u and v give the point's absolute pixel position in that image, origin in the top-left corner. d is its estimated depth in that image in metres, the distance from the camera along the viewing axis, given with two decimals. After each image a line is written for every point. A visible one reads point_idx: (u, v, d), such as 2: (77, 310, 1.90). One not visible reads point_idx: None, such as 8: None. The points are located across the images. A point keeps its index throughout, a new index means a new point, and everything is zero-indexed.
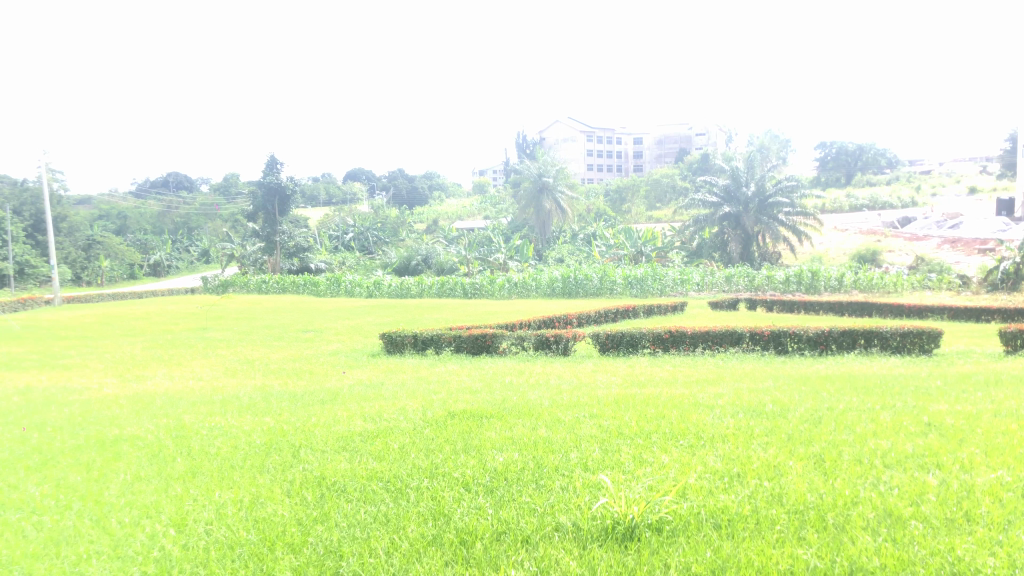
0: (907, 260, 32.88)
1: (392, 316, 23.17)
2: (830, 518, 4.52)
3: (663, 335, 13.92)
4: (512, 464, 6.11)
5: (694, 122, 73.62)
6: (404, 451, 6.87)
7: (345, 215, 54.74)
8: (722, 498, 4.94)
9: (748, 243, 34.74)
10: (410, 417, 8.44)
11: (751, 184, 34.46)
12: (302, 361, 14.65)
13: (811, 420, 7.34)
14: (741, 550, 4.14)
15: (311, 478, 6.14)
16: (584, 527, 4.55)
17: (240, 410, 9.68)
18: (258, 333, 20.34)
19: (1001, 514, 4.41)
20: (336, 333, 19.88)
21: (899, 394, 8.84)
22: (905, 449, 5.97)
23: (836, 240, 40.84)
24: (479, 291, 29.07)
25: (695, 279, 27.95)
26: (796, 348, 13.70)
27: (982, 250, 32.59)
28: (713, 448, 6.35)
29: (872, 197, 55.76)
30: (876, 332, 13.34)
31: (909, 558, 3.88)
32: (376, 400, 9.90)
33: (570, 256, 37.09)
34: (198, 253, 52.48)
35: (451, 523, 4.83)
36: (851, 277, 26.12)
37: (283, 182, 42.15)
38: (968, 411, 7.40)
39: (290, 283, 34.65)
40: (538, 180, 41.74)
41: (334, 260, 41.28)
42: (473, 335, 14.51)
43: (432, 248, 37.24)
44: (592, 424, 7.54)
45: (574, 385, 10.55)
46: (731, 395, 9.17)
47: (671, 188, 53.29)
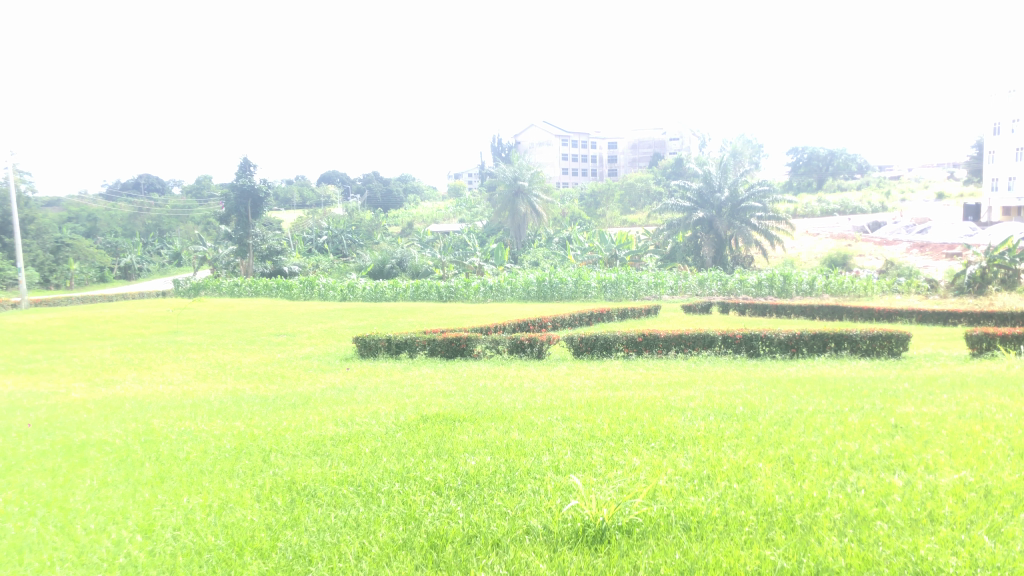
0: (876, 263, 33.35)
1: (366, 320, 23.09)
2: (797, 519, 4.58)
3: (637, 338, 14.02)
4: (484, 468, 6.11)
5: (668, 126, 74.32)
6: (375, 455, 6.86)
7: (319, 217, 54.47)
8: (692, 500, 4.98)
9: (721, 247, 35.13)
10: (382, 421, 8.42)
11: (724, 189, 34.73)
12: (274, 365, 14.57)
13: (781, 423, 7.42)
14: (709, 552, 4.18)
15: (282, 483, 6.11)
16: (554, 530, 4.56)
17: (211, 415, 9.60)
18: (231, 336, 20.17)
19: (964, 514, 4.49)
20: (309, 336, 19.78)
21: (868, 396, 8.98)
22: (872, 450, 6.06)
23: (808, 244, 41.37)
24: (454, 294, 29.01)
25: (669, 282, 28.33)
26: (767, 351, 13.84)
27: (949, 255, 33.19)
28: (684, 450, 6.40)
29: (843, 202, 56.49)
30: (846, 335, 13.54)
31: (873, 557, 3.95)
32: (348, 404, 9.88)
33: (545, 259, 37.17)
34: (169, 255, 51.76)
35: (421, 527, 4.83)
36: (822, 281, 26.41)
37: (257, 184, 41.82)
38: (934, 413, 7.52)
39: (262, 286, 34.33)
40: (513, 183, 41.71)
41: (308, 263, 40.99)
42: (448, 338, 14.48)
43: (407, 251, 37.31)
44: (565, 426, 7.57)
45: (548, 388, 10.61)
46: (703, 397, 9.26)
47: (645, 192, 53.64)
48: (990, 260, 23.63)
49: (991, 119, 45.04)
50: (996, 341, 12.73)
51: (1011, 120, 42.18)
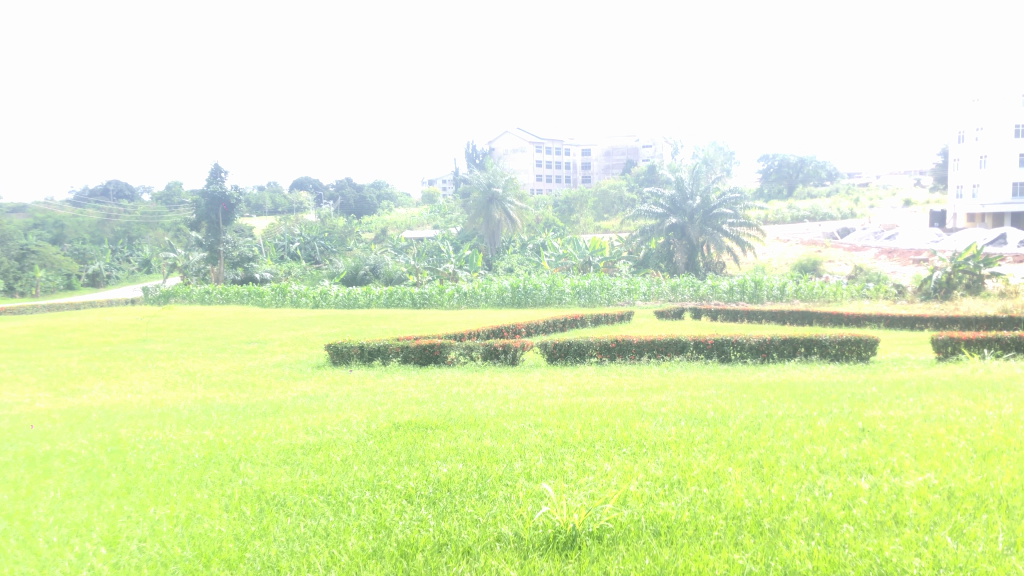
0: (846, 269, 33.78)
1: (338, 327, 22.94)
2: (765, 523, 4.63)
3: (610, 344, 14.05)
4: (456, 475, 6.10)
5: (641, 134, 75.02)
6: (346, 463, 6.82)
7: (291, 224, 54.12)
8: (663, 505, 5.01)
9: (693, 253, 35.34)
10: (353, 429, 8.37)
11: (696, 196, 35.02)
12: (246, 373, 14.41)
13: (751, 427, 7.50)
14: (678, 556, 4.21)
15: (251, 492, 6.06)
16: (525, 537, 4.56)
17: (180, 424, 9.49)
18: (201, 344, 19.93)
19: (928, 515, 4.56)
20: (281, 344, 19.62)
21: (836, 400, 9.08)
22: (840, 454, 6.14)
23: (778, 250, 41.79)
24: (428, 301, 28.97)
25: (642, 289, 28.46)
26: (739, 356, 13.95)
27: (916, 261, 33.71)
28: (655, 455, 6.44)
29: (813, 209, 57.19)
30: (816, 340, 13.67)
31: (839, 559, 4.00)
32: (320, 412, 9.81)
33: (519, 266, 37.22)
34: (139, 263, 51.02)
35: (392, 536, 4.81)
36: (793, 286, 26.73)
37: (227, 191, 41.64)
38: (901, 416, 7.65)
39: (233, 293, 33.99)
40: (487, 190, 41.66)
41: (279, 269, 40.65)
42: (421, 345, 14.45)
43: (380, 258, 37.32)
44: (537, 433, 7.58)
45: (522, 394, 10.63)
46: (674, 402, 9.31)
47: (618, 200, 54.01)
48: (956, 266, 24.14)
49: (956, 127, 45.76)
50: (961, 345, 12.95)
51: (976, 127, 42.83)
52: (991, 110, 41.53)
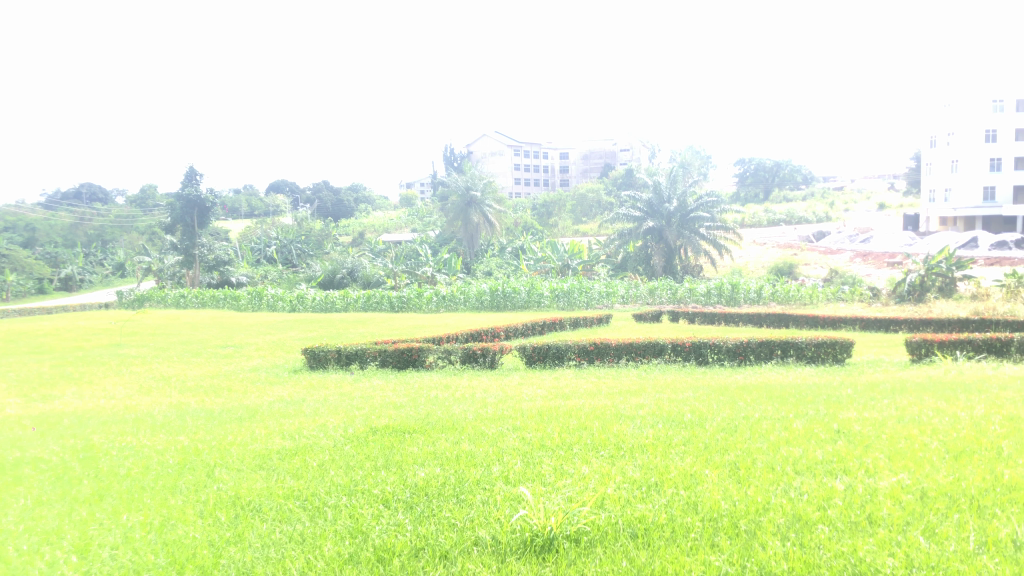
0: (821, 272, 34.12)
1: (315, 331, 22.79)
2: (741, 524, 4.65)
3: (588, 347, 14.08)
4: (434, 479, 6.08)
5: (619, 138, 75.38)
6: (323, 468, 6.78)
7: (268, 227, 53.78)
8: (639, 508, 5.02)
9: (671, 256, 35.57)
10: (330, 434, 8.32)
11: (673, 200, 35.22)
12: (221, 378, 14.28)
13: (727, 429, 7.55)
14: (655, 558, 4.22)
15: (226, 498, 6.00)
16: (502, 540, 4.55)
17: (154, 429, 9.38)
18: (176, 348, 19.75)
19: (900, 515, 4.62)
20: (257, 348, 19.49)
21: (812, 402, 9.17)
22: (815, 456, 6.18)
23: (755, 253, 42.13)
24: (406, 304, 28.92)
25: (620, 292, 28.45)
26: (716, 359, 14.04)
27: (891, 263, 34.10)
28: (632, 458, 6.47)
29: (789, 212, 57.72)
30: (792, 342, 13.78)
31: (814, 561, 4.02)
32: (296, 417, 9.74)
33: (498, 269, 37.20)
34: (113, 266, 50.42)
35: (369, 541, 4.78)
36: (769, 289, 26.96)
37: (203, 194, 41.01)
38: (875, 418, 7.72)
39: (209, 297, 33.71)
40: (466, 194, 41.63)
41: (256, 273, 40.38)
42: (399, 349, 14.43)
43: (358, 261, 37.24)
44: (515, 436, 7.57)
45: (500, 398, 10.62)
46: (652, 405, 9.33)
47: (596, 203, 54.26)
48: (929, 268, 24.46)
49: (928, 132, 46.41)
50: (934, 347, 13.12)
51: (947, 132, 43.42)
52: (961, 115, 42.17)
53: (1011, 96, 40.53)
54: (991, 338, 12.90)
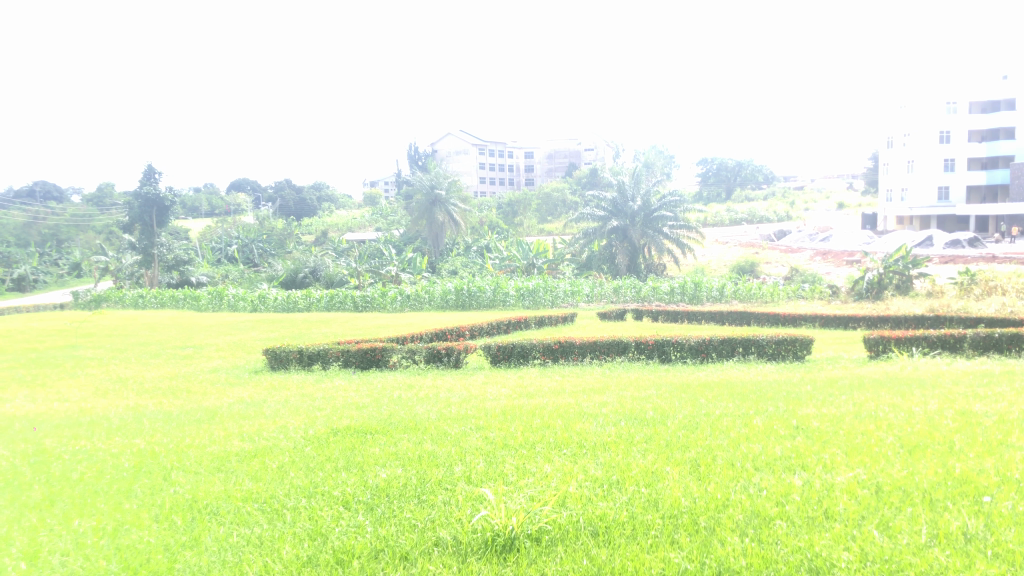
0: (782, 270, 34.58)
1: (277, 331, 22.50)
2: (701, 521, 4.67)
3: (553, 345, 14.09)
4: (395, 480, 6.02)
5: (583, 137, 75.79)
6: (283, 470, 6.68)
7: (228, 226, 53.01)
8: (601, 506, 5.01)
9: (635, 255, 35.78)
10: (290, 435, 8.22)
11: (637, 199, 35.43)
12: (180, 379, 14.04)
13: (688, 426, 7.59)
14: (616, 557, 4.21)
15: (183, 501, 5.89)
16: (463, 540, 4.50)
17: (109, 432, 9.18)
18: (134, 350, 19.37)
19: (856, 510, 4.67)
20: (217, 349, 19.18)
21: (772, 398, 9.28)
22: (774, 452, 6.24)
23: (717, 252, 42.58)
24: (370, 304, 28.71)
25: (585, 291, 28.56)
26: (678, 357, 14.13)
27: (850, 262, 34.69)
28: (594, 455, 6.47)
29: (750, 211, 58.38)
30: (753, 340, 13.92)
31: (772, 556, 4.05)
32: (256, 418, 9.59)
33: (463, 268, 37.06)
34: (69, 267, 49.24)
35: (328, 543, 4.72)
36: (731, 288, 27.21)
37: (162, 192, 40.46)
38: (832, 414, 7.82)
39: (168, 297, 33.11)
40: (430, 192, 41.41)
41: (217, 273, 39.80)
42: (363, 349, 14.32)
43: (320, 260, 37.03)
44: (478, 436, 7.54)
45: (464, 397, 10.58)
46: (615, 403, 9.38)
47: (561, 202, 54.48)
48: (887, 266, 24.89)
49: (885, 133, 47.32)
50: (891, 344, 13.37)
51: (904, 133, 44.18)
52: (917, 116, 43.20)
53: (964, 98, 42.19)
54: (946, 334, 13.16)
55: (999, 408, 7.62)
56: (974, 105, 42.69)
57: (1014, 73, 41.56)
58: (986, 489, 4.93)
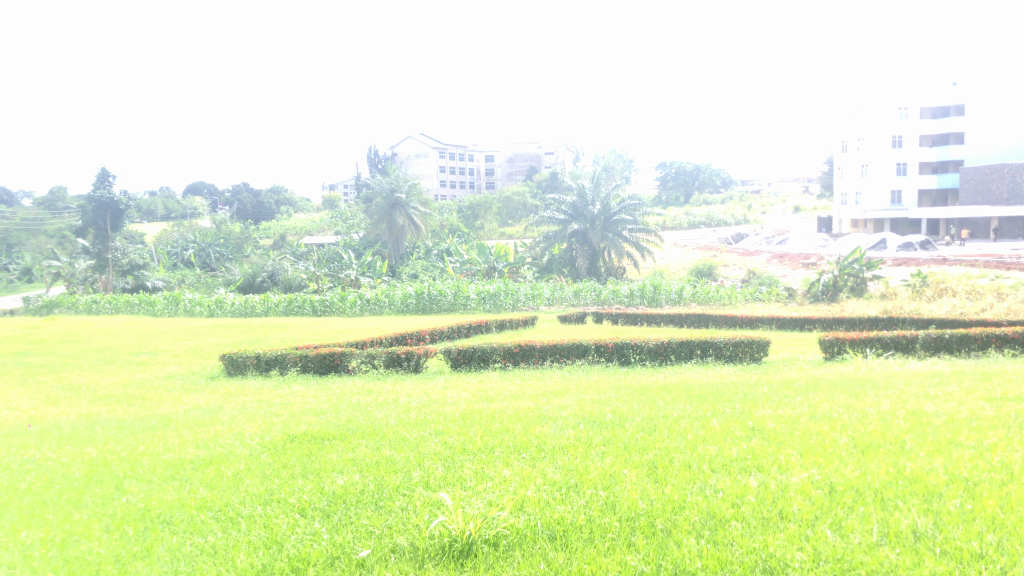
0: (740, 272, 34.99)
1: (234, 336, 22.19)
2: (658, 523, 4.69)
3: (514, 349, 14.10)
4: (352, 487, 5.95)
5: (543, 141, 76.17)
6: (238, 478, 6.58)
7: (184, 230, 52.12)
8: (559, 510, 5.01)
9: (595, 258, 35.95)
10: (246, 442, 8.09)
11: (596, 203, 35.76)
12: (134, 386, 13.74)
13: (647, 429, 7.62)
14: (573, 560, 4.22)
15: (134, 511, 5.75)
16: (421, 546, 4.46)
17: (58, 441, 8.93)
18: (86, 356, 18.92)
19: (809, 510, 4.73)
20: (173, 355, 18.84)
21: (730, 400, 9.39)
22: (730, 453, 6.30)
23: (676, 255, 42.96)
24: (329, 308, 28.40)
25: (546, 293, 28.60)
26: (638, 360, 14.23)
27: (805, 265, 35.25)
28: (553, 459, 6.46)
29: (708, 215, 59.04)
30: (711, 342, 14.05)
31: (727, 557, 4.09)
32: (212, 425, 9.42)
33: (423, 272, 36.84)
34: (19, 272, 47.93)
35: (283, 550, 4.66)
36: (690, 290, 27.50)
37: (116, 196, 39.73)
38: (788, 415, 7.93)
39: (123, 303, 32.47)
40: (390, 196, 41.20)
41: (173, 277, 39.15)
42: (321, 354, 14.14)
43: (279, 264, 36.64)
44: (437, 441, 7.49)
45: (423, 402, 10.52)
46: (574, 406, 9.41)
47: (522, 206, 54.54)
48: (842, 269, 25.32)
49: (838, 138, 48.26)
50: (846, 345, 13.61)
51: (857, 138, 45.10)
52: (870, 121, 44.12)
53: (915, 104, 43.24)
54: (898, 336, 13.42)
55: (948, 408, 7.77)
56: (924, 111, 43.77)
57: (962, 79, 42.73)
58: (935, 487, 5.02)
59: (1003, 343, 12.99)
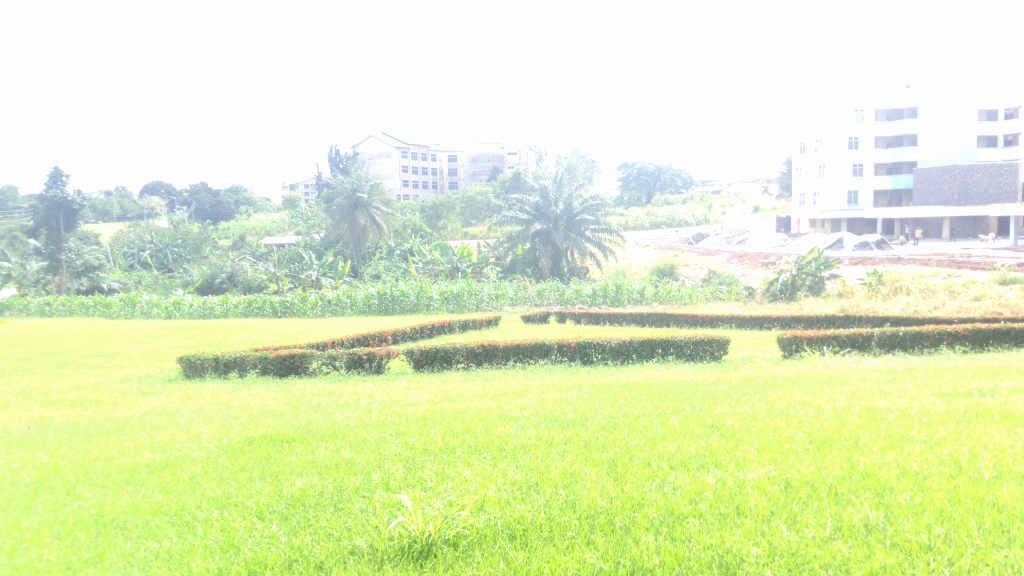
0: (701, 272, 35.32)
1: (192, 338, 21.84)
2: (617, 520, 4.73)
3: (476, 349, 14.08)
4: (311, 489, 5.90)
5: (506, 141, 76.28)
6: (194, 481, 6.49)
7: (141, 230, 51.23)
8: (519, 509, 5.02)
9: (558, 258, 36.05)
10: (204, 445, 7.99)
11: (559, 203, 35.85)
12: (88, 389, 13.46)
13: (607, 427, 7.67)
14: (532, 559, 4.23)
15: (86, 516, 5.64)
16: (380, 547, 4.44)
17: (8, 447, 8.73)
18: (38, 360, 18.47)
19: (766, 506, 4.80)
20: (129, 358, 18.50)
21: (689, 398, 9.48)
22: (689, 450, 6.38)
23: (637, 255, 43.15)
24: (289, 309, 28.09)
25: (510, 294, 28.65)
26: (600, 358, 14.30)
27: (765, 264, 35.69)
28: (514, 458, 6.48)
29: (670, 215, 59.57)
30: (672, 341, 14.18)
31: (684, 553, 4.12)
32: (169, 428, 9.28)
33: (386, 272, 36.63)
34: None
35: (239, 554, 4.61)
36: (651, 290, 27.70)
37: (69, 196, 38.86)
38: (746, 412, 8.02)
39: (77, 305, 31.81)
40: (352, 195, 40.93)
41: (129, 279, 38.46)
42: (280, 356, 13.97)
43: (238, 265, 36.29)
44: (398, 442, 7.46)
45: (385, 403, 10.46)
46: (536, 405, 9.43)
47: (485, 206, 54.49)
48: (800, 268, 25.70)
49: (796, 139, 49.01)
50: (803, 343, 13.80)
51: (814, 139, 45.86)
52: (827, 122, 44.83)
53: (870, 106, 44.07)
54: (855, 333, 13.64)
55: (902, 404, 7.91)
56: (879, 113, 44.57)
57: (916, 82, 43.45)
58: (887, 481, 5.14)
59: (955, 340, 13.30)
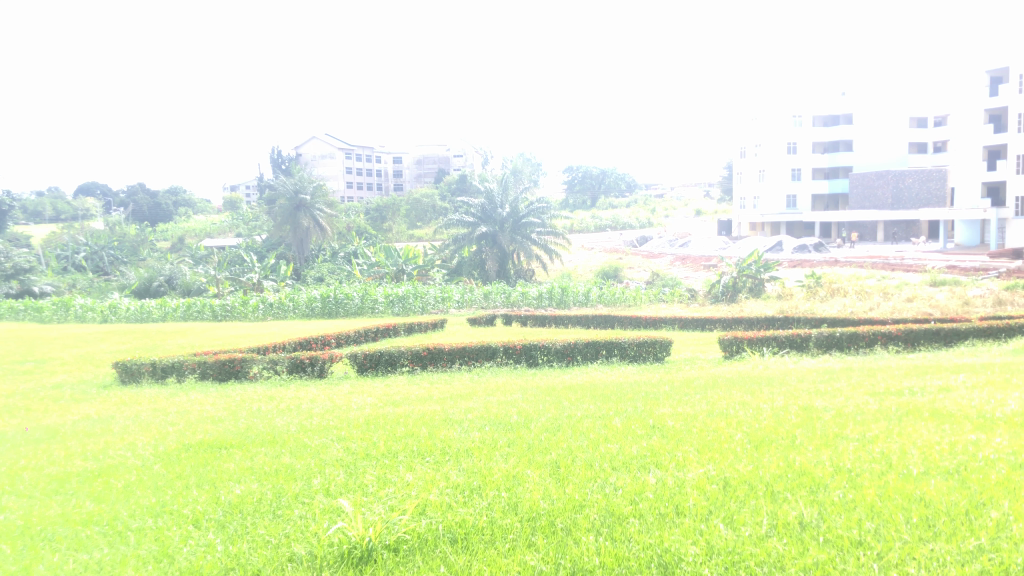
0: (644, 275, 35.73)
1: (129, 343, 21.24)
2: (557, 522, 4.74)
3: (421, 352, 13.99)
4: (249, 496, 5.79)
5: (452, 143, 76.14)
6: (128, 490, 6.31)
7: (74, 232, 49.72)
8: (460, 513, 4.99)
9: (504, 261, 35.95)
10: (139, 452, 7.77)
11: (505, 205, 35.92)
12: (17, 397, 12.98)
13: (550, 429, 7.70)
14: (472, 562, 4.22)
15: (12, 529, 5.43)
16: (318, 554, 4.36)
17: None
18: None
19: (705, 505, 4.86)
20: (62, 363, 17.94)
21: (631, 399, 9.57)
22: (630, 451, 6.44)
23: (582, 258, 43.45)
24: (230, 313, 27.60)
25: (456, 297, 28.68)
26: (546, 360, 14.34)
27: (706, 266, 36.31)
28: (457, 462, 6.46)
29: (614, 218, 60.19)
30: (616, 342, 14.33)
31: (623, 554, 4.15)
32: (102, 436, 8.99)
33: (330, 274, 36.20)
34: None
35: (174, 564, 4.50)
36: (596, 292, 27.94)
37: None
38: (687, 413, 8.13)
39: (6, 309, 30.70)
40: (294, 197, 40.19)
41: (62, 282, 37.25)
42: (220, 360, 13.73)
43: (177, 268, 35.58)
44: (339, 447, 7.36)
45: (328, 407, 10.32)
46: (480, 408, 9.41)
47: (431, 207, 54.27)
48: (741, 270, 26.16)
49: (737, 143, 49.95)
50: (744, 344, 14.03)
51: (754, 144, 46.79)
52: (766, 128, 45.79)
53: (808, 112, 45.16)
54: (793, 334, 13.94)
55: (837, 403, 8.11)
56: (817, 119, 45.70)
57: (851, 90, 44.72)
58: (821, 479, 5.25)
59: (888, 340, 13.68)
